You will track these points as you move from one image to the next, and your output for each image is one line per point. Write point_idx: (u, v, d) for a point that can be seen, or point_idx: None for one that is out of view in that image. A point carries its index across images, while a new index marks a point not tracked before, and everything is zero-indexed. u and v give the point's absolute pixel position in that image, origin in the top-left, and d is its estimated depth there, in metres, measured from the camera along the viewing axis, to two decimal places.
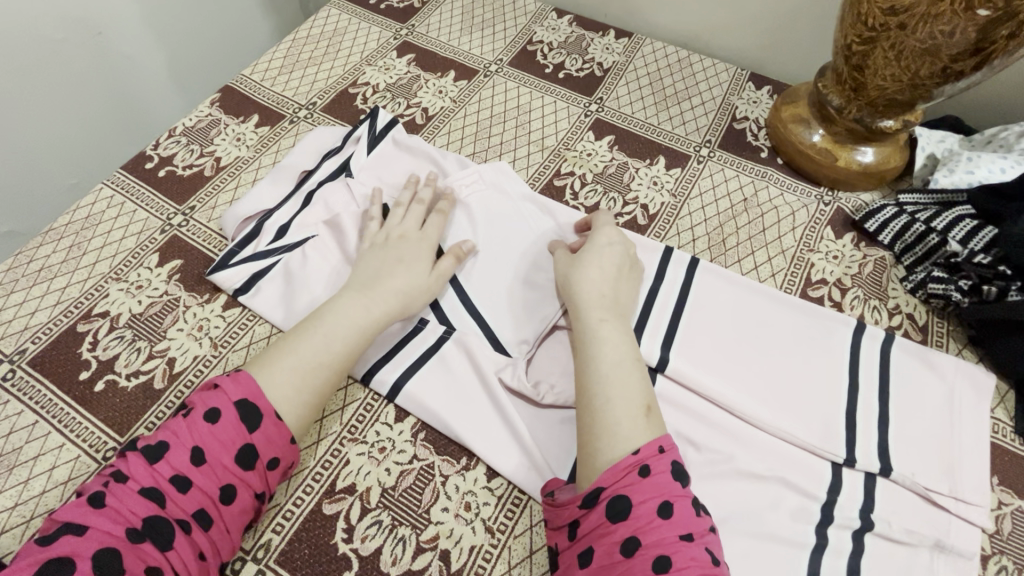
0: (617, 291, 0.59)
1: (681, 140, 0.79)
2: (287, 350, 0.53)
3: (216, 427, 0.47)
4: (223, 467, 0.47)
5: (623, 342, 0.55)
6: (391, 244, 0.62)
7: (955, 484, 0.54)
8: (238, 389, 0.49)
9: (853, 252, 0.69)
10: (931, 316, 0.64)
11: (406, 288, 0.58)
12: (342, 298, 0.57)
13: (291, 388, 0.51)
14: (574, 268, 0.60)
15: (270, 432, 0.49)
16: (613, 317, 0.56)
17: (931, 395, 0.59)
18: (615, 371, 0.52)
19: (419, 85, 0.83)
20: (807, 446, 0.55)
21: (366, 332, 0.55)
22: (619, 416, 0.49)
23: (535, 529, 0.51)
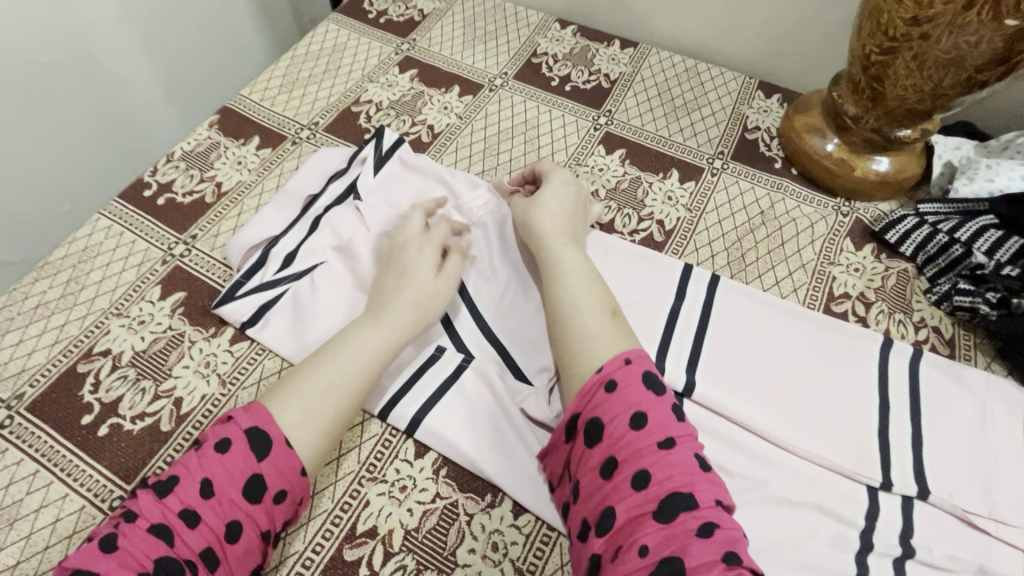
0: (571, 223, 0.62)
1: (693, 153, 0.77)
2: (301, 376, 0.51)
3: (225, 457, 0.45)
4: (230, 501, 0.45)
5: (582, 264, 0.58)
6: (393, 254, 0.60)
7: (994, 505, 0.52)
8: (248, 417, 0.48)
9: (875, 264, 0.67)
10: (957, 329, 0.63)
11: (424, 313, 0.57)
12: (362, 321, 0.55)
13: (308, 416, 0.49)
14: (531, 205, 0.63)
15: (280, 461, 0.47)
16: (570, 246, 0.60)
17: (963, 411, 0.57)
18: (578, 291, 0.55)
19: (423, 101, 0.81)
20: (843, 471, 0.54)
21: (379, 354, 0.53)
22: (589, 329, 0.52)
23: (567, 568, 0.49)
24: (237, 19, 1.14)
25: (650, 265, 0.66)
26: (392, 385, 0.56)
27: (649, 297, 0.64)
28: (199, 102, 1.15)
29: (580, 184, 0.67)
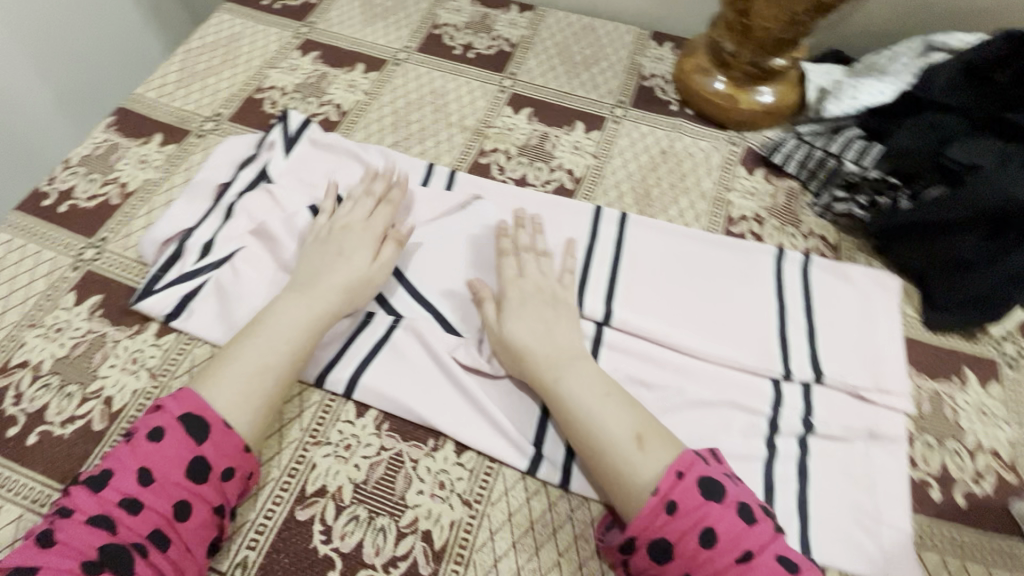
0: (555, 328, 0.57)
1: (596, 104, 0.81)
2: (233, 356, 0.52)
3: (162, 445, 0.46)
4: (174, 484, 0.45)
5: (585, 380, 0.52)
6: (332, 237, 0.61)
7: (878, 378, 0.59)
8: (180, 404, 0.48)
9: (766, 185, 0.73)
10: (841, 234, 0.70)
11: (349, 282, 0.58)
12: (286, 297, 0.56)
13: (239, 394, 0.50)
14: (505, 320, 0.57)
15: (221, 441, 0.48)
16: (566, 360, 0.54)
17: (849, 303, 0.64)
18: (593, 420, 0.50)
19: (328, 82, 0.81)
20: (748, 368, 0.59)
21: (309, 331, 0.55)
22: (622, 462, 0.48)
23: (511, 493, 0.52)
24: (122, 12, 1.08)
25: (564, 210, 0.69)
26: (327, 352, 0.57)
27: (566, 240, 0.67)
28: (87, 105, 1.09)
29: (545, 270, 0.62)
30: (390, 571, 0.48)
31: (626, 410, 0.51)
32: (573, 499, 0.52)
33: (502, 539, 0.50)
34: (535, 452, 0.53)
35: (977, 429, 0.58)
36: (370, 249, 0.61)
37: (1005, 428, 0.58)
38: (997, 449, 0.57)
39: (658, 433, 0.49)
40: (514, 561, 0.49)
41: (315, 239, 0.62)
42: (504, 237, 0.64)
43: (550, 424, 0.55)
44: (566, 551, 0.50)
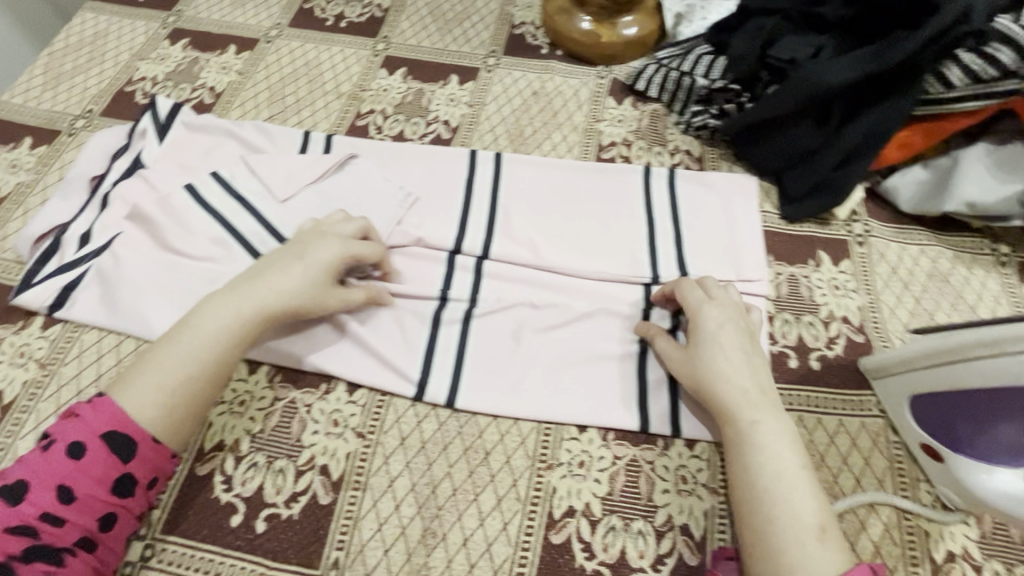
0: (753, 371, 0.52)
1: (468, 57, 0.84)
2: (151, 360, 0.48)
3: (85, 463, 0.44)
4: (97, 500, 0.44)
5: (783, 441, 0.47)
6: (300, 240, 0.56)
7: (738, 270, 0.64)
8: (101, 418, 0.45)
9: (633, 112, 0.77)
10: (705, 146, 0.74)
11: (285, 290, 0.52)
12: (209, 300, 0.52)
13: (154, 407, 0.47)
14: (706, 352, 0.53)
15: (149, 456, 0.46)
16: (766, 406, 0.50)
17: (712, 207, 0.69)
18: (779, 484, 0.45)
19: (200, 66, 0.81)
20: (618, 278, 0.63)
21: (235, 338, 0.50)
22: (794, 540, 0.43)
23: (403, 419, 0.55)
24: None
25: (440, 157, 0.72)
26: None
27: (444, 185, 0.69)
28: None
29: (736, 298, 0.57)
30: (291, 506, 0.51)
31: (813, 492, 0.45)
32: (462, 416, 0.56)
33: (396, 462, 0.53)
34: (420, 378, 0.57)
35: (830, 302, 0.63)
36: (333, 262, 0.55)
37: (854, 296, 0.64)
38: (847, 316, 0.62)
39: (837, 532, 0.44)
40: (409, 478, 0.52)
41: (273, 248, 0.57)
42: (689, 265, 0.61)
43: (434, 352, 0.58)
44: (456, 462, 0.53)
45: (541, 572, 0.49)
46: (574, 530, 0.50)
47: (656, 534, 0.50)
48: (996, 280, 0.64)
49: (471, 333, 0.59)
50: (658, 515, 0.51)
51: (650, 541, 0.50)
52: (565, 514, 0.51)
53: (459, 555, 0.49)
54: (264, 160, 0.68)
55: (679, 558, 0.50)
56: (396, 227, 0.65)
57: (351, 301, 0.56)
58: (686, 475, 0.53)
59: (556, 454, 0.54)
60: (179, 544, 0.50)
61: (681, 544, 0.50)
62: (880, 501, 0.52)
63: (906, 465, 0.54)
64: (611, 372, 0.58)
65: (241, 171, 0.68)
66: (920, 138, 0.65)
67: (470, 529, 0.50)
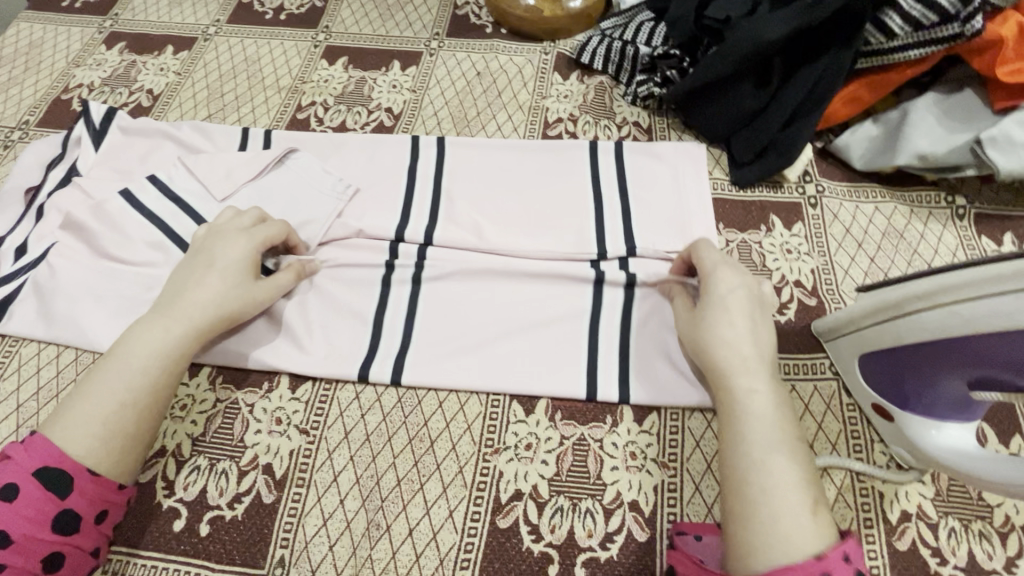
0: (755, 335, 0.49)
1: (411, 42, 0.82)
2: (83, 392, 0.47)
3: (18, 505, 0.42)
4: (37, 541, 0.42)
5: (779, 414, 0.45)
6: (201, 248, 0.55)
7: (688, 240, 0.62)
8: (32, 457, 0.43)
9: (579, 86, 0.75)
10: (653, 117, 0.72)
11: (214, 297, 0.52)
12: (140, 324, 0.50)
13: (93, 438, 0.45)
14: (708, 317, 0.50)
15: (90, 489, 0.44)
16: (765, 375, 0.47)
17: (660, 178, 0.67)
18: (773, 455, 0.43)
19: (138, 69, 0.79)
20: (566, 256, 0.61)
21: (173, 352, 0.49)
22: (786, 508, 0.41)
23: (346, 413, 0.54)
24: None
25: (382, 146, 0.70)
26: None
27: (386, 174, 0.68)
28: None
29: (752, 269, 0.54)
30: (235, 507, 0.50)
31: (804, 463, 0.43)
32: (406, 405, 0.55)
33: (340, 457, 0.52)
34: (362, 369, 0.56)
35: (782, 267, 0.62)
36: (247, 259, 0.54)
37: (807, 260, 0.62)
38: (800, 280, 0.61)
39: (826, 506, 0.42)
40: (353, 472, 0.51)
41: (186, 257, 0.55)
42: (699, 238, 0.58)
43: (378, 343, 0.57)
44: (401, 453, 0.52)
45: (488, 557, 0.48)
46: (521, 513, 0.50)
47: (605, 513, 0.50)
48: (953, 233, 0.63)
49: (415, 321, 0.58)
50: (607, 492, 0.50)
51: (598, 520, 0.49)
52: (512, 498, 0.50)
53: (404, 546, 0.48)
54: (200, 159, 0.66)
55: (628, 535, 0.49)
56: (337, 220, 0.64)
57: (284, 285, 0.56)
58: (635, 451, 0.52)
59: (502, 438, 0.53)
60: (123, 553, 0.49)
61: (630, 520, 0.49)
62: (834, 466, 0.51)
63: (860, 427, 0.53)
64: (558, 353, 0.56)
65: (177, 171, 0.66)
66: (866, 91, 0.63)
67: (416, 519, 0.49)
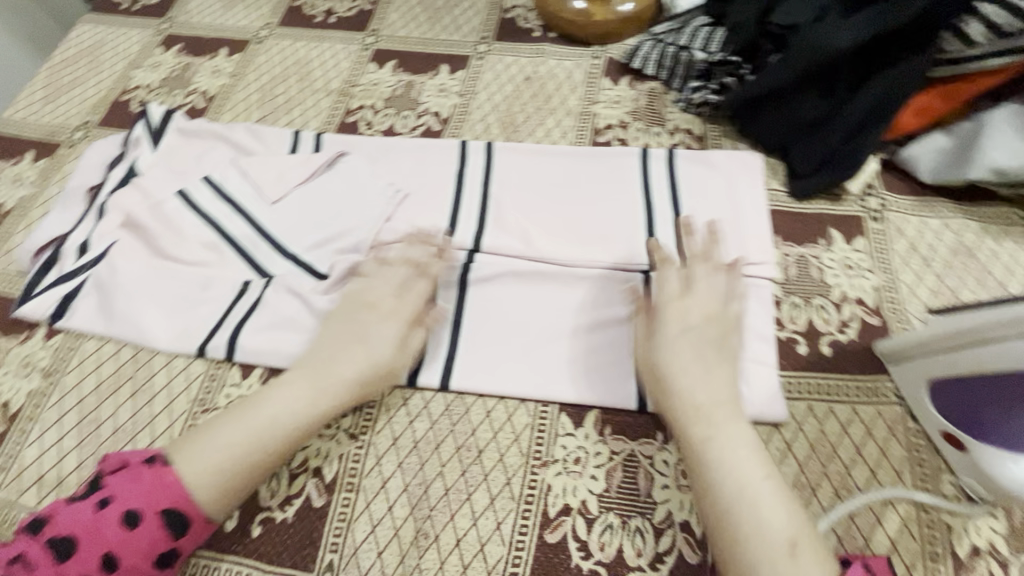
0: (715, 374, 0.50)
1: (459, 45, 0.81)
2: (214, 434, 0.48)
3: (136, 534, 0.43)
4: (137, 570, 0.43)
5: (741, 452, 0.46)
6: (356, 315, 0.55)
7: (743, 252, 0.60)
8: (164, 491, 0.45)
9: (630, 92, 0.74)
10: (706, 124, 0.70)
11: (359, 369, 0.52)
12: (285, 383, 0.51)
13: (214, 488, 0.46)
14: (660, 359, 0.51)
15: (197, 536, 0.46)
16: (722, 418, 0.47)
17: (714, 187, 0.65)
18: (741, 505, 0.43)
19: (193, 72, 0.81)
20: (617, 267, 0.60)
21: (313, 427, 0.50)
22: (766, 559, 0.41)
23: (395, 419, 0.54)
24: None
25: (430, 150, 0.70)
26: (207, 324, 0.60)
27: (434, 178, 0.68)
28: None
29: (717, 292, 0.54)
30: (286, 510, 0.51)
31: (782, 507, 0.43)
32: (454, 412, 0.55)
33: (388, 463, 0.52)
34: (412, 374, 0.56)
35: (843, 283, 0.59)
36: (396, 336, 0.54)
37: (869, 277, 0.60)
38: (862, 298, 0.58)
39: (812, 544, 0.41)
40: (402, 479, 0.51)
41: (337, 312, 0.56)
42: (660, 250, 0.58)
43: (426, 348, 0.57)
44: (449, 462, 0.52)
45: (536, 573, 0.47)
46: (570, 529, 0.49)
47: (655, 532, 0.48)
48: None
49: (463, 327, 0.58)
50: (658, 511, 0.49)
51: (648, 539, 0.48)
52: (560, 513, 0.50)
53: (452, 556, 0.48)
54: (252, 161, 0.67)
55: (679, 557, 0.47)
56: (386, 224, 0.64)
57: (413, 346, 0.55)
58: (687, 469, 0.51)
59: (551, 451, 0.52)
60: None
61: (681, 541, 0.48)
62: (898, 496, 0.49)
63: (926, 454, 0.51)
64: (608, 364, 0.55)
65: (230, 173, 0.67)
66: (940, 103, 0.61)
67: (463, 529, 0.49)
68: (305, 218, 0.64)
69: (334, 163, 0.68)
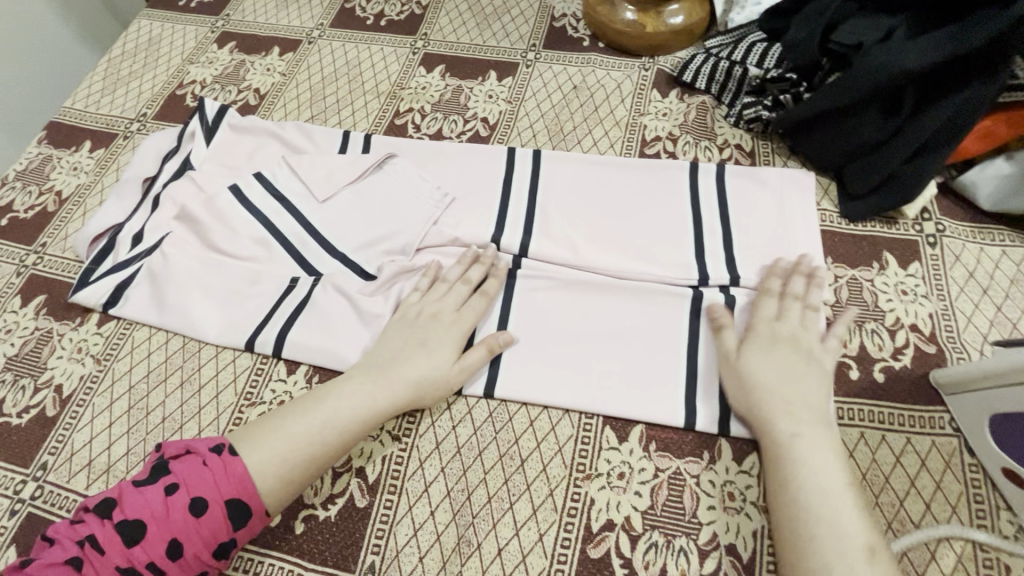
0: (805, 385, 0.50)
1: (508, 52, 0.82)
2: (280, 425, 0.49)
3: (200, 522, 0.44)
4: (198, 559, 0.44)
5: (825, 452, 0.47)
6: (418, 321, 0.56)
7: (796, 271, 0.59)
8: (230, 481, 0.46)
9: (679, 105, 0.74)
10: (757, 141, 0.70)
11: (419, 376, 0.53)
12: (348, 383, 0.52)
13: (275, 478, 0.47)
14: (748, 366, 0.52)
15: (255, 528, 0.46)
16: (808, 419, 0.48)
17: (764, 204, 0.64)
18: (822, 504, 0.44)
19: (246, 69, 0.83)
20: (666, 282, 0.59)
21: (371, 423, 0.51)
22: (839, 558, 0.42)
23: (438, 424, 0.55)
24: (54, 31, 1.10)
25: (478, 156, 0.70)
26: (255, 318, 0.60)
27: (481, 184, 0.68)
28: (37, 119, 1.09)
29: (809, 320, 0.55)
30: (329, 508, 0.51)
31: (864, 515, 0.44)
32: (498, 419, 0.54)
33: (431, 467, 0.52)
34: None
35: (897, 308, 0.58)
36: (454, 344, 0.55)
37: (925, 303, 0.58)
38: (917, 325, 0.57)
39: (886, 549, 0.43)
40: (444, 484, 0.51)
41: (400, 317, 0.57)
42: (773, 277, 0.57)
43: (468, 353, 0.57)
44: (492, 469, 0.52)
45: None
46: (613, 545, 0.48)
47: (699, 553, 0.48)
48: None
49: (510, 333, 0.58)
50: (703, 532, 0.48)
51: (693, 560, 0.47)
52: (603, 528, 0.49)
53: (493, 565, 0.48)
54: (302, 159, 0.68)
55: None
56: (432, 227, 0.64)
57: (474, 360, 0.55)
58: (734, 492, 0.50)
59: (594, 464, 0.52)
60: None
61: (727, 565, 0.47)
62: (953, 532, 0.47)
63: (983, 491, 0.49)
64: (655, 379, 0.55)
65: (281, 171, 0.68)
66: (1004, 128, 0.60)
67: (505, 539, 0.49)
68: (352, 217, 0.65)
69: (382, 164, 0.68)
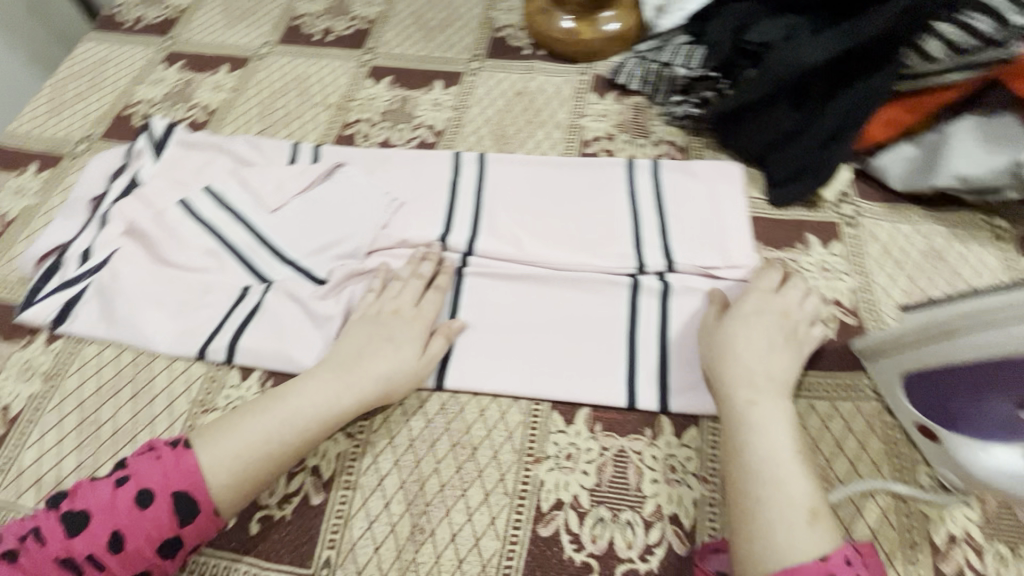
0: (774, 359, 0.53)
1: (453, 62, 0.85)
2: (240, 422, 0.50)
3: (146, 514, 0.45)
4: (141, 555, 0.44)
5: (778, 419, 0.49)
6: (382, 320, 0.58)
7: (725, 256, 0.63)
8: (179, 475, 0.46)
9: (616, 106, 0.78)
10: (688, 137, 0.74)
11: (387, 372, 0.54)
12: (315, 378, 0.53)
13: (228, 472, 0.47)
14: (729, 338, 0.54)
15: (202, 527, 0.46)
16: (766, 388, 0.51)
17: (696, 195, 0.68)
18: (772, 465, 0.46)
19: (194, 87, 0.84)
20: (606, 271, 0.62)
21: (333, 419, 0.52)
22: (780, 513, 0.44)
23: (392, 419, 0.56)
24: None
25: (425, 161, 0.73)
26: (207, 327, 0.61)
27: (429, 188, 0.70)
28: None
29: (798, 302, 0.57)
30: (284, 507, 0.52)
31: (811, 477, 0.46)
32: (450, 410, 0.56)
33: (385, 461, 0.54)
34: None
35: (820, 285, 0.62)
36: (419, 341, 0.57)
37: (845, 278, 0.63)
38: (839, 299, 0.61)
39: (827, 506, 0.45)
40: (398, 476, 0.53)
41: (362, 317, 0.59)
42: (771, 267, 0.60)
43: None
44: (444, 459, 0.54)
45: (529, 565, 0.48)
46: (562, 522, 0.50)
47: (644, 524, 0.50)
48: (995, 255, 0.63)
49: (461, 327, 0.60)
50: (647, 504, 0.51)
51: (639, 531, 0.50)
52: (553, 507, 0.51)
53: (447, 551, 0.49)
54: (252, 171, 0.69)
55: (668, 547, 0.49)
56: (382, 231, 0.66)
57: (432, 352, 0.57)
58: (675, 464, 0.53)
59: (543, 447, 0.54)
60: None
61: (670, 533, 0.50)
62: (876, 487, 0.51)
63: (902, 448, 0.53)
64: (597, 363, 0.57)
65: (231, 182, 0.69)
66: (908, 115, 0.64)
67: (458, 524, 0.50)
68: (302, 224, 0.66)
69: (331, 172, 0.70)
